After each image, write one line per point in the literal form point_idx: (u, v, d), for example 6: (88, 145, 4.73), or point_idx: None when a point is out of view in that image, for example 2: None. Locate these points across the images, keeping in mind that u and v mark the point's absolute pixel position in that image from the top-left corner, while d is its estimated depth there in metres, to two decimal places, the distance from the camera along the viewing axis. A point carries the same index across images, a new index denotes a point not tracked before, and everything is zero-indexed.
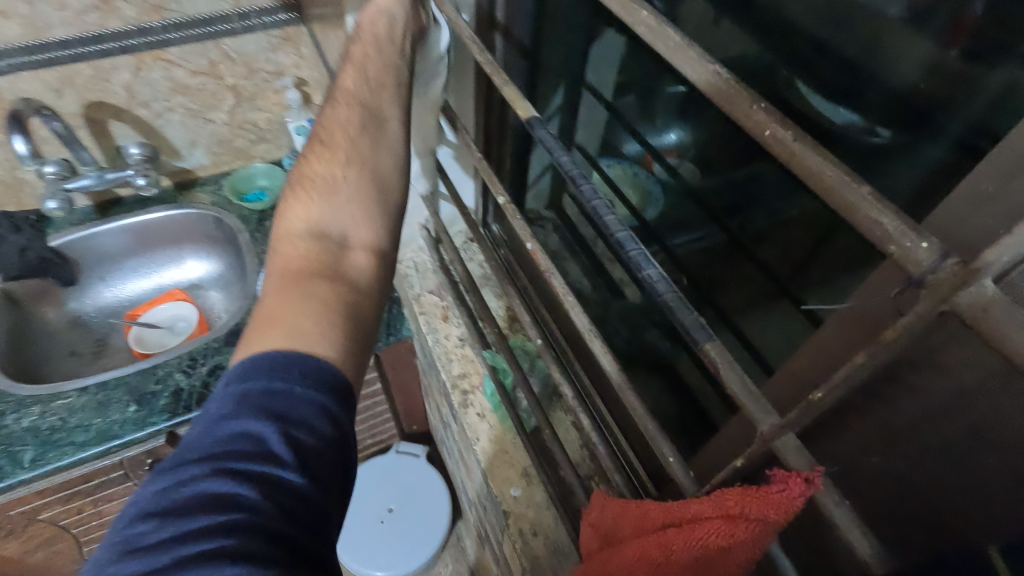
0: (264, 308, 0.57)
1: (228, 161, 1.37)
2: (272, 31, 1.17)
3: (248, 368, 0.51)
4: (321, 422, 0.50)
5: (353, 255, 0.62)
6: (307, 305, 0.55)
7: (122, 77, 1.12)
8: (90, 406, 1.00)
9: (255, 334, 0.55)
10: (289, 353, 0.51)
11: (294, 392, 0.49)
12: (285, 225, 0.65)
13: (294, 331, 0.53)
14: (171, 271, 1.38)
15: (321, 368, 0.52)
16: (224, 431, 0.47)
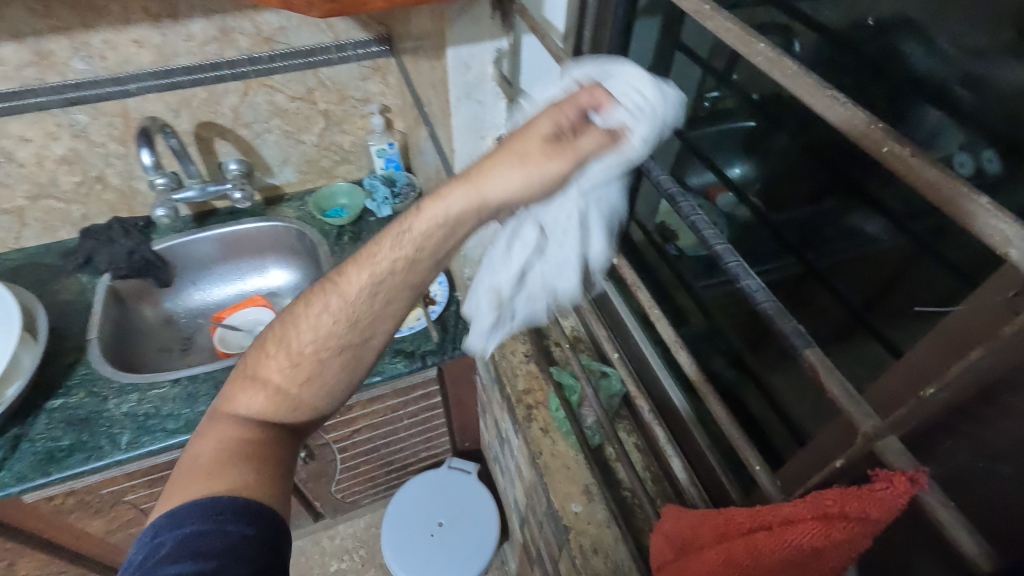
0: (194, 461, 0.57)
1: (313, 179, 1.48)
2: (365, 61, 1.27)
3: (172, 518, 0.51)
4: (242, 538, 0.50)
5: (277, 439, 0.60)
6: (237, 475, 0.55)
7: (231, 100, 1.24)
8: (181, 397, 1.08)
9: (180, 485, 0.55)
10: (212, 501, 0.51)
11: (221, 531, 0.50)
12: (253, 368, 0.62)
13: (219, 483, 0.53)
14: (254, 279, 1.48)
15: (239, 503, 0.52)
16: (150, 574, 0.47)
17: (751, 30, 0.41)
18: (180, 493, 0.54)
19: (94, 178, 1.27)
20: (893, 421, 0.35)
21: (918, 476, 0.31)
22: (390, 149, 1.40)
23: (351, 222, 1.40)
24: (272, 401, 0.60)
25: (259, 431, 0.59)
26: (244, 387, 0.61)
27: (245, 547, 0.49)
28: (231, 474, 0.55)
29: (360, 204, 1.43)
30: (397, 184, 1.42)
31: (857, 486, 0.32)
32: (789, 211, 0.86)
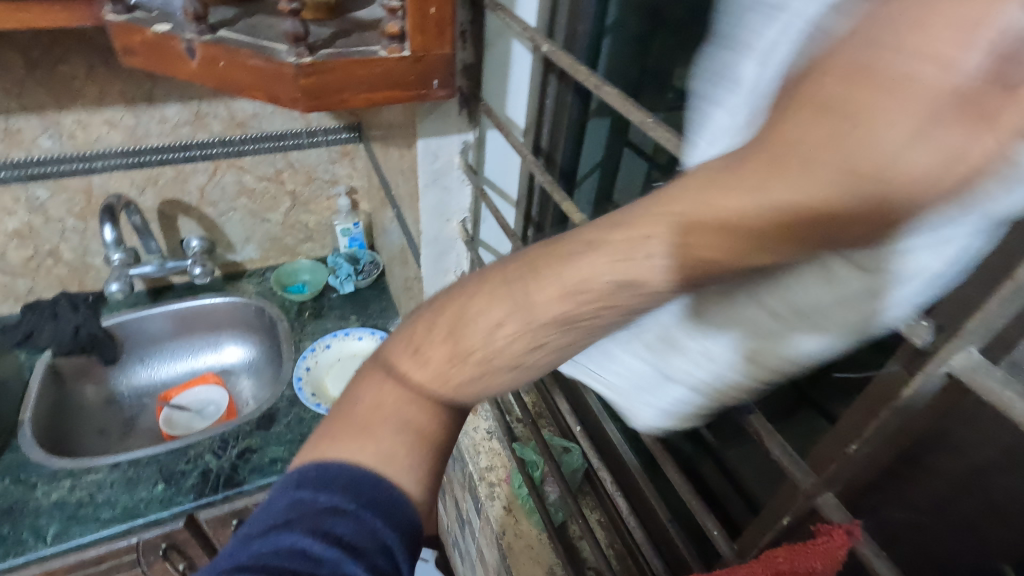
0: (346, 413, 0.40)
1: (275, 257, 1.49)
2: (334, 146, 1.33)
3: (322, 469, 0.38)
4: (383, 561, 0.37)
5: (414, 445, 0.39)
6: (393, 445, 0.39)
7: (198, 179, 1.27)
8: (121, 483, 1.02)
9: (328, 427, 0.40)
10: (366, 474, 0.38)
11: (355, 518, 0.37)
12: (388, 366, 0.40)
13: (382, 454, 0.38)
14: (207, 356, 1.44)
15: (403, 508, 0.38)
16: (265, 539, 0.37)
17: None
18: (319, 442, 0.40)
19: (46, 253, 1.24)
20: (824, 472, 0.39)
21: (852, 527, 0.36)
22: (355, 228, 1.43)
23: (312, 298, 1.41)
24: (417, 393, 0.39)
25: (362, 417, 0.39)
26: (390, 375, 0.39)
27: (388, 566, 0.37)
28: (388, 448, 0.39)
29: (322, 280, 1.44)
30: (360, 261, 1.44)
31: (799, 543, 0.37)
32: None
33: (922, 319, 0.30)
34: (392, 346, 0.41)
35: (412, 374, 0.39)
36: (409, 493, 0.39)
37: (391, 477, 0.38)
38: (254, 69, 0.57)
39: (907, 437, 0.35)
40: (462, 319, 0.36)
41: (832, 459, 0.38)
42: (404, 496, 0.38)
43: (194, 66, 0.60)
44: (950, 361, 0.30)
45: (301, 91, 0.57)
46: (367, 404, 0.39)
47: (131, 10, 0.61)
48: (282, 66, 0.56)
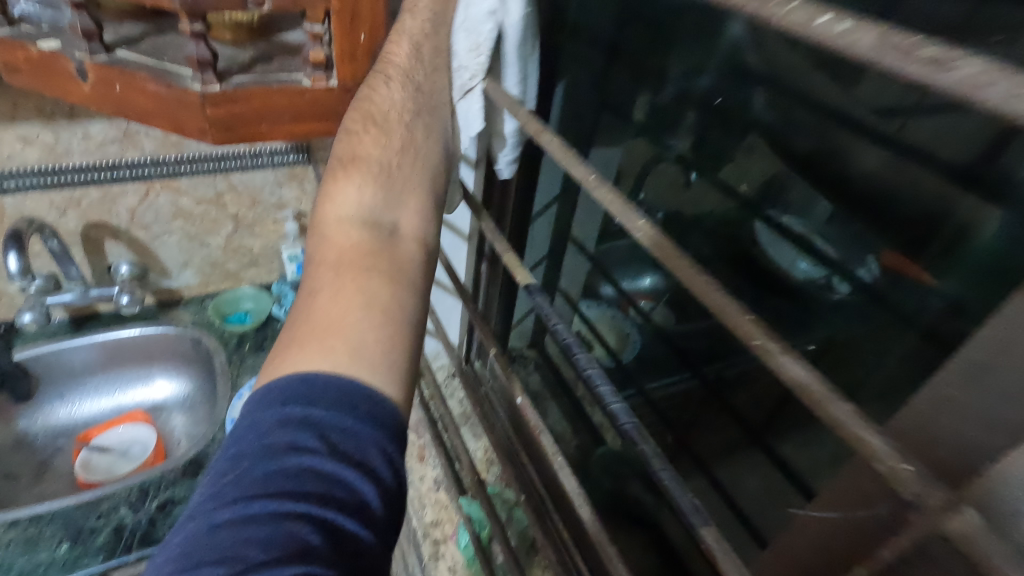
0: (309, 304, 0.45)
1: (216, 282, 1.39)
2: (281, 168, 1.25)
3: (313, 383, 0.40)
4: (386, 473, 0.39)
5: (381, 292, 0.46)
6: (355, 320, 0.43)
7: (128, 201, 1.17)
8: (18, 543, 0.90)
9: (291, 336, 0.43)
10: (343, 377, 0.40)
11: (354, 430, 0.38)
12: (331, 237, 0.48)
13: (355, 345, 0.42)
14: (136, 390, 1.32)
15: (392, 416, 0.41)
16: (260, 463, 0.36)
17: (629, 202, 0.45)
18: (285, 360, 0.42)
19: None
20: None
21: None
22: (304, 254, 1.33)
23: (254, 329, 1.32)
24: (367, 237, 0.48)
25: (321, 298, 0.45)
26: (331, 244, 0.48)
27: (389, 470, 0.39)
28: (351, 341, 0.42)
29: (265, 310, 1.35)
30: None
31: None
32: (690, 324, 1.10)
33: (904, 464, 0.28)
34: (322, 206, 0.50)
35: (353, 212, 0.49)
36: (390, 395, 0.42)
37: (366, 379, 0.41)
38: (155, 95, 0.50)
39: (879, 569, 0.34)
40: (370, 119, 0.53)
41: None
42: (388, 398, 0.41)
43: (87, 89, 0.52)
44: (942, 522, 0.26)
45: (209, 122, 0.50)
46: (323, 291, 0.45)
47: (14, 23, 0.53)
48: (186, 93, 0.49)
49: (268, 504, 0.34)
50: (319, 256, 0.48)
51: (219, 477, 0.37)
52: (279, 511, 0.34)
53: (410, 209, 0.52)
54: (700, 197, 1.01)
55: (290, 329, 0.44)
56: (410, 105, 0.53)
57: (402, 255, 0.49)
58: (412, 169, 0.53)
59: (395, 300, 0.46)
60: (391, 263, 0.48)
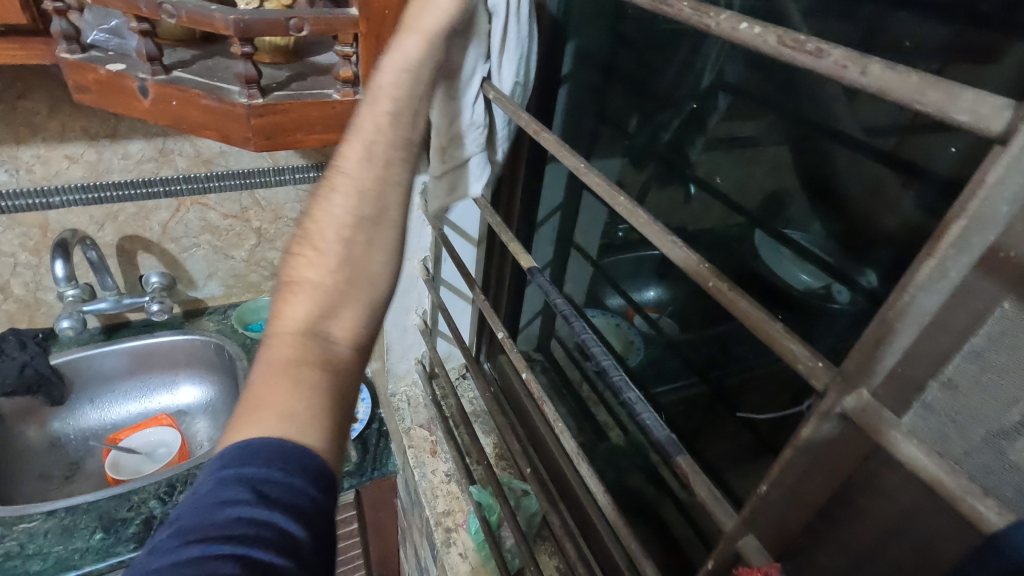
0: (249, 390, 0.48)
1: (239, 294, 1.46)
2: (302, 185, 1.32)
3: (246, 449, 0.44)
4: (309, 513, 0.43)
5: (310, 395, 0.47)
6: (282, 406, 0.46)
7: (161, 216, 1.26)
8: (55, 532, 0.96)
9: (237, 416, 0.47)
10: (279, 443, 0.44)
11: (286, 483, 0.43)
12: (278, 329, 0.51)
13: (288, 415, 0.46)
14: (162, 396, 1.39)
15: (324, 468, 0.45)
16: (200, 515, 0.41)
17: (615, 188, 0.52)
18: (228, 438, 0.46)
19: None
20: (746, 515, 0.43)
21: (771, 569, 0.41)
22: None
23: None
24: (303, 343, 0.50)
25: (260, 387, 0.47)
26: (274, 341, 0.50)
27: (307, 511, 0.43)
28: (277, 423, 0.45)
29: None
30: None
31: None
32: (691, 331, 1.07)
33: (816, 359, 0.35)
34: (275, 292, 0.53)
35: (296, 308, 0.51)
36: (322, 468, 0.45)
37: (302, 442, 0.45)
38: (206, 107, 0.58)
39: (827, 476, 0.40)
40: (314, 232, 0.55)
41: (761, 505, 0.42)
42: (314, 461, 0.45)
43: (147, 104, 0.60)
44: (844, 402, 0.34)
45: (252, 131, 0.58)
46: (271, 372, 0.48)
47: (86, 49, 0.62)
48: (234, 106, 0.57)
49: (205, 551, 0.38)
50: (265, 349, 0.50)
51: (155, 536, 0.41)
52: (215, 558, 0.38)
53: (351, 307, 0.53)
54: (701, 211, 0.87)
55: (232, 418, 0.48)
56: (354, 218, 0.55)
57: (338, 354, 0.51)
58: (355, 269, 0.54)
59: (329, 397, 0.48)
60: (325, 361, 0.50)
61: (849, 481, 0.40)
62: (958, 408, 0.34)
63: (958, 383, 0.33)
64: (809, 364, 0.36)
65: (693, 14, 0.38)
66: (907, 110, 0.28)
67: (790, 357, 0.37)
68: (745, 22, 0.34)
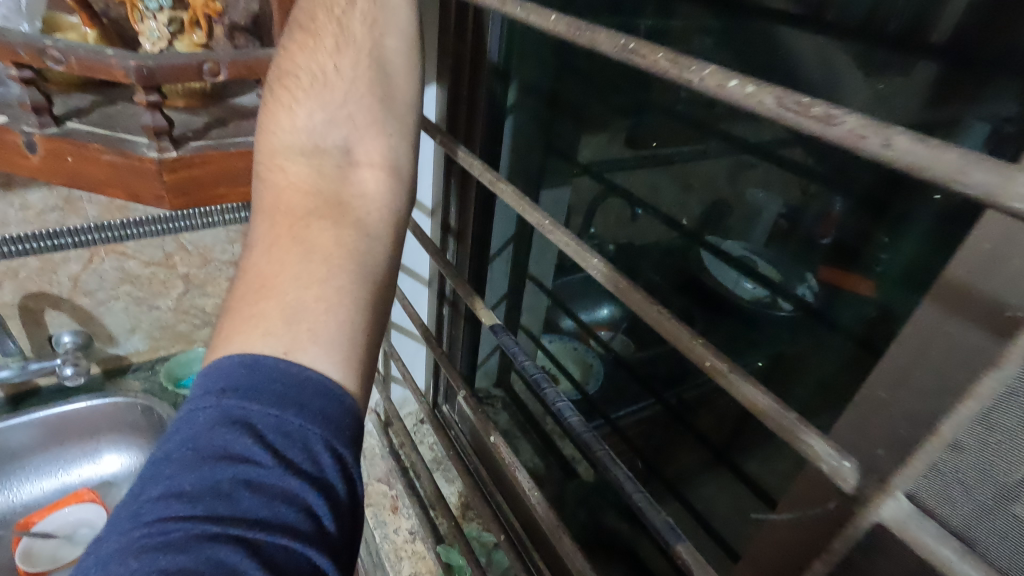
0: (249, 265, 0.46)
1: (167, 346, 1.34)
2: (232, 226, 1.22)
3: (255, 373, 0.41)
4: (325, 467, 0.39)
5: (328, 242, 0.47)
6: (294, 271, 0.45)
7: (70, 268, 1.13)
8: None
9: (228, 315, 0.44)
10: (269, 359, 0.41)
11: (299, 430, 0.39)
12: (274, 199, 0.50)
13: (291, 306, 0.43)
14: (82, 467, 1.25)
15: (348, 415, 0.42)
16: (199, 470, 0.37)
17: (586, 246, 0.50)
18: (226, 330, 0.44)
19: None
20: None
21: None
22: None
23: None
24: (313, 199, 0.49)
25: (264, 258, 0.46)
26: (274, 206, 0.49)
27: (327, 454, 0.40)
28: (293, 290, 0.44)
29: None
30: None
31: None
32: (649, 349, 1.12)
33: (845, 460, 0.35)
34: (263, 161, 0.52)
35: (291, 176, 0.51)
36: (334, 381, 0.42)
37: (306, 357, 0.42)
38: (109, 163, 0.50)
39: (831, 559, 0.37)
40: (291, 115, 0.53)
41: None
42: (325, 379, 0.42)
43: (35, 161, 0.52)
44: None
45: (165, 188, 0.51)
46: (277, 239, 0.46)
47: None
48: (141, 161, 0.50)
49: (208, 524, 0.34)
50: (263, 214, 0.49)
51: (144, 489, 0.37)
52: (216, 535, 0.34)
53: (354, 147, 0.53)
54: (647, 229, 1.00)
55: (227, 311, 0.45)
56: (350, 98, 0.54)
57: (348, 201, 0.50)
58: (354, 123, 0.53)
59: (352, 245, 0.47)
60: (341, 214, 0.49)
61: (852, 548, 0.36)
62: (965, 475, 0.32)
63: (964, 445, 0.31)
64: (831, 464, 0.35)
65: (669, 67, 0.35)
66: (936, 186, 0.24)
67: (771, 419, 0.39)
68: (735, 79, 0.31)
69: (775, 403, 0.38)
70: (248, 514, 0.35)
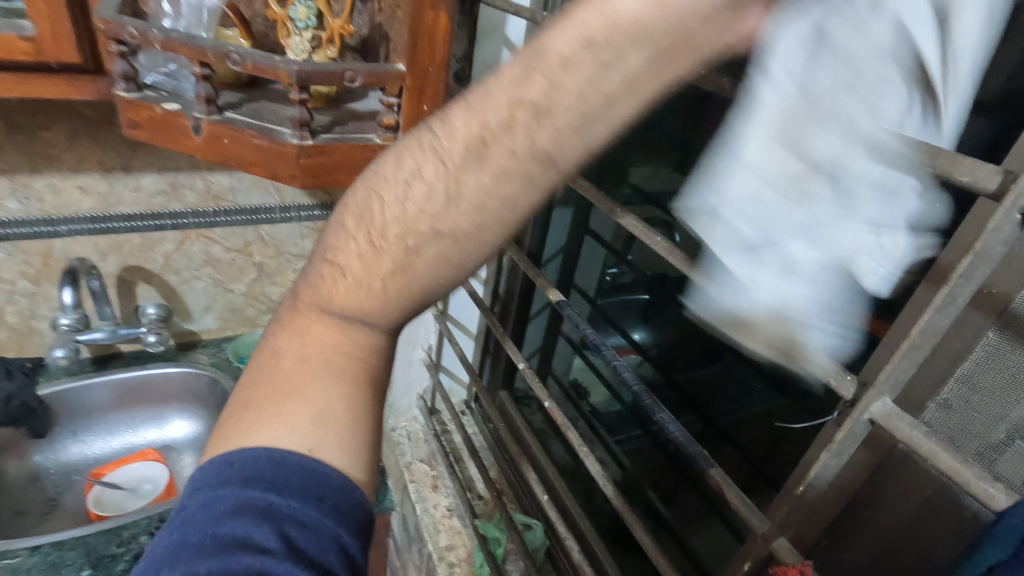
0: (277, 370, 0.48)
1: (233, 327, 1.46)
2: (306, 222, 1.36)
3: (279, 463, 0.44)
4: (334, 556, 0.43)
5: (338, 410, 0.46)
6: (314, 405, 0.46)
7: (165, 247, 1.27)
8: (40, 567, 0.93)
9: (247, 403, 0.48)
10: (288, 454, 0.44)
11: (312, 522, 0.43)
12: (304, 316, 0.48)
13: (323, 414, 0.46)
14: (148, 430, 1.37)
15: (359, 509, 0.46)
16: (217, 559, 0.39)
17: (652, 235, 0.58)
18: (246, 414, 0.47)
19: None
20: (779, 516, 0.50)
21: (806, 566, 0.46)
22: None
23: None
24: (341, 329, 0.47)
25: (282, 385, 0.47)
26: (304, 322, 0.48)
27: (337, 543, 0.44)
28: (312, 425, 0.45)
29: None
30: None
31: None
32: (687, 372, 1.10)
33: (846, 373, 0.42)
34: (307, 279, 0.48)
35: (326, 317, 0.47)
36: (346, 475, 0.46)
37: (324, 457, 0.45)
38: (256, 147, 0.62)
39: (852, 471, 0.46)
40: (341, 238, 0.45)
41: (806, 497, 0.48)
42: (337, 472, 0.45)
43: (198, 141, 0.64)
44: None
45: (299, 169, 0.63)
46: (304, 364, 0.47)
47: (141, 89, 0.66)
48: (284, 146, 0.62)
49: None
50: (289, 330, 0.48)
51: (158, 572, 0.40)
52: None
53: (378, 319, 0.47)
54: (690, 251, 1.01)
55: (246, 395, 0.48)
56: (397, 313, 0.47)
57: (361, 366, 0.48)
58: (383, 314, 0.46)
59: (354, 426, 0.46)
60: (354, 375, 0.47)
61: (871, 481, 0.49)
62: None
63: None
64: (839, 379, 0.42)
65: None
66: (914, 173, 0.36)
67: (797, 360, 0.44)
68: None
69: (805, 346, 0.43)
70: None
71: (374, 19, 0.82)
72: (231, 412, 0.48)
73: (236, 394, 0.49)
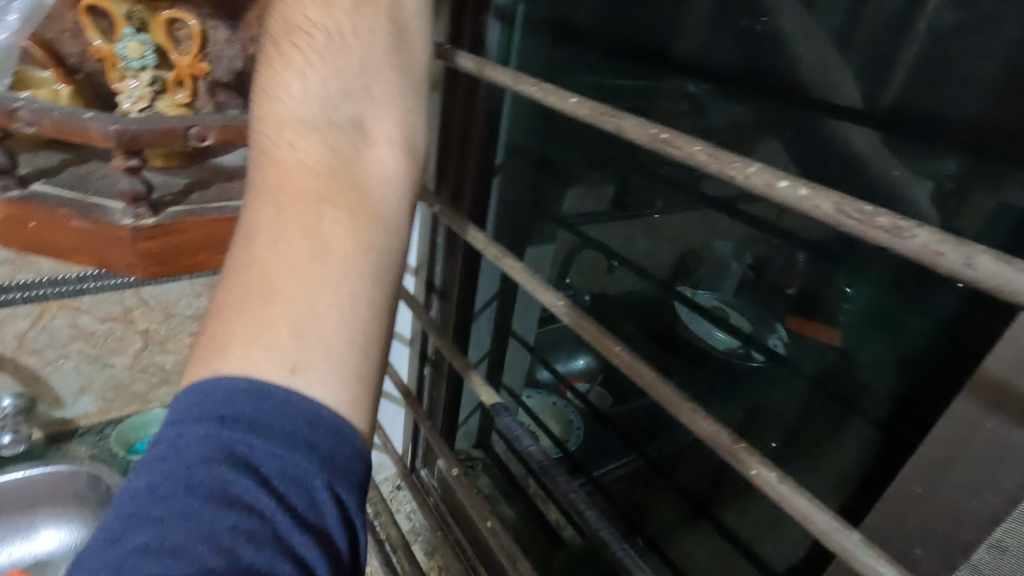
0: (248, 259, 0.38)
1: (119, 407, 1.24)
2: (199, 279, 1.16)
3: (263, 393, 0.34)
4: (328, 519, 0.34)
5: (341, 243, 0.38)
6: (303, 273, 0.37)
7: (17, 326, 1.05)
8: None
9: (214, 332, 0.36)
10: (263, 379, 0.35)
11: (303, 478, 0.34)
12: (276, 166, 0.40)
13: (305, 310, 0.36)
14: (17, 545, 1.14)
15: (359, 459, 0.36)
16: (191, 511, 0.31)
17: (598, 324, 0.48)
18: (216, 332, 0.36)
19: None
20: None
21: None
22: None
23: None
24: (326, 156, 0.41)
25: (259, 262, 0.37)
26: (278, 169, 0.40)
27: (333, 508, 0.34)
28: (303, 297, 0.36)
29: None
30: None
31: None
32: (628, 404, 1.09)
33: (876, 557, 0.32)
34: (261, 140, 0.42)
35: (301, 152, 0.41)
36: (344, 408, 0.36)
37: (315, 377, 0.35)
38: (78, 231, 0.47)
39: None
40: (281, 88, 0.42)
41: None
42: (333, 413, 0.36)
43: None
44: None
45: (138, 257, 0.48)
46: (279, 237, 0.38)
47: None
48: (114, 229, 0.46)
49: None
50: (262, 186, 0.40)
51: (127, 533, 0.31)
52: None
53: (378, 121, 0.44)
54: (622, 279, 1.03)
55: (212, 316, 0.37)
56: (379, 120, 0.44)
57: (361, 197, 0.41)
58: (377, 86, 0.44)
59: (366, 245, 0.39)
60: (352, 202, 0.40)
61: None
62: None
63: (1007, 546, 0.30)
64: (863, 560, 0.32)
65: (709, 161, 0.35)
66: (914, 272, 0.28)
67: (783, 502, 0.36)
68: (787, 180, 0.31)
69: (815, 507, 0.34)
70: (254, 567, 0.30)
71: (246, 47, 0.67)
72: (199, 341, 0.37)
73: (205, 319, 0.37)
